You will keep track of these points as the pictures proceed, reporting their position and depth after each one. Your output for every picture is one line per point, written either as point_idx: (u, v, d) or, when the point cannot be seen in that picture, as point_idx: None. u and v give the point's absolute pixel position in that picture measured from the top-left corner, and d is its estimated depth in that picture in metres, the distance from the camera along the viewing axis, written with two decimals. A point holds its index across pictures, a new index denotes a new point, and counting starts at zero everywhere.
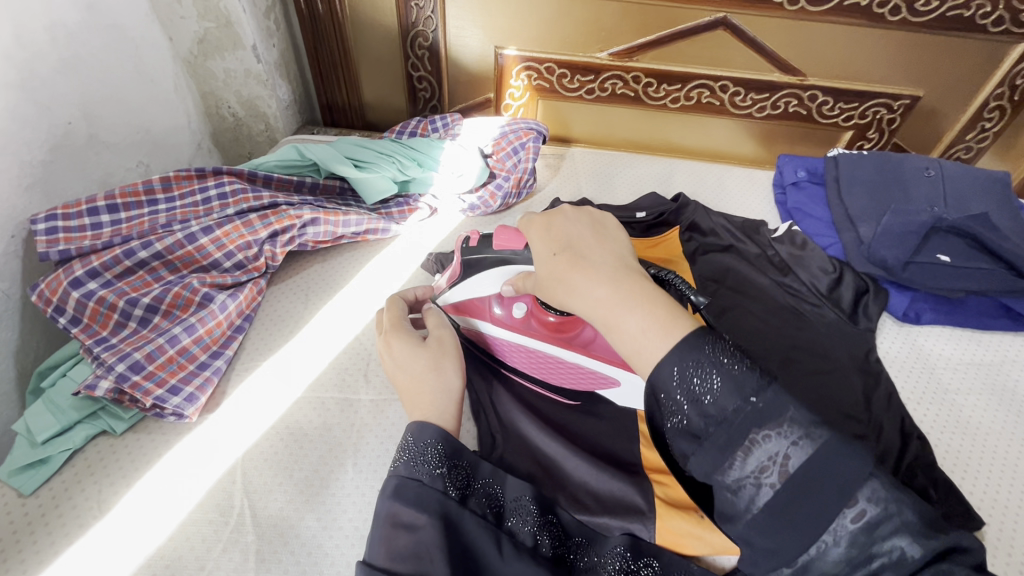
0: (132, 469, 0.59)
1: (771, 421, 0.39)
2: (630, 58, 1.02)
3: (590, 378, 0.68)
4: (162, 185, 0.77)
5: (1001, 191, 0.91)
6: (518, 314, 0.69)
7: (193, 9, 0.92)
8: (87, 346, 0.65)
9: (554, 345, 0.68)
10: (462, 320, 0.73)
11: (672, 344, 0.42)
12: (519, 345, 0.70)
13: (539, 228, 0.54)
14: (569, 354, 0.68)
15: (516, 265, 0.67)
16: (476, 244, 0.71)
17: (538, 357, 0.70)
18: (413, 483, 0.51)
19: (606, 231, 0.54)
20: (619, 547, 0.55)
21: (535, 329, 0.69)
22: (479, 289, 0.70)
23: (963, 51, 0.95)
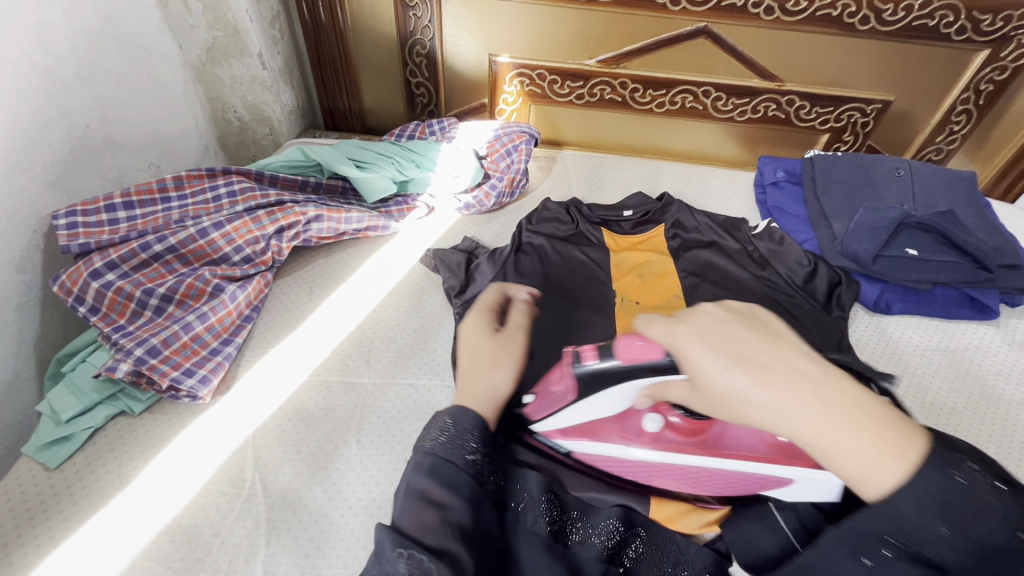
0: (150, 446, 0.63)
1: (978, 512, 0.39)
2: (617, 64, 1.08)
3: (755, 482, 0.56)
4: (175, 184, 0.81)
5: (965, 189, 0.97)
6: (648, 427, 0.60)
7: (203, 18, 0.97)
8: (106, 332, 0.69)
9: (696, 455, 0.58)
10: (573, 445, 0.63)
11: (907, 474, 0.41)
12: (654, 462, 0.60)
13: (692, 336, 0.55)
14: (717, 462, 0.57)
15: (643, 379, 0.58)
16: (592, 361, 0.61)
17: (680, 474, 0.59)
18: (449, 464, 0.54)
19: (754, 322, 0.55)
20: (609, 519, 0.58)
21: (670, 442, 0.59)
22: (592, 409, 0.61)
23: (930, 58, 1.00)
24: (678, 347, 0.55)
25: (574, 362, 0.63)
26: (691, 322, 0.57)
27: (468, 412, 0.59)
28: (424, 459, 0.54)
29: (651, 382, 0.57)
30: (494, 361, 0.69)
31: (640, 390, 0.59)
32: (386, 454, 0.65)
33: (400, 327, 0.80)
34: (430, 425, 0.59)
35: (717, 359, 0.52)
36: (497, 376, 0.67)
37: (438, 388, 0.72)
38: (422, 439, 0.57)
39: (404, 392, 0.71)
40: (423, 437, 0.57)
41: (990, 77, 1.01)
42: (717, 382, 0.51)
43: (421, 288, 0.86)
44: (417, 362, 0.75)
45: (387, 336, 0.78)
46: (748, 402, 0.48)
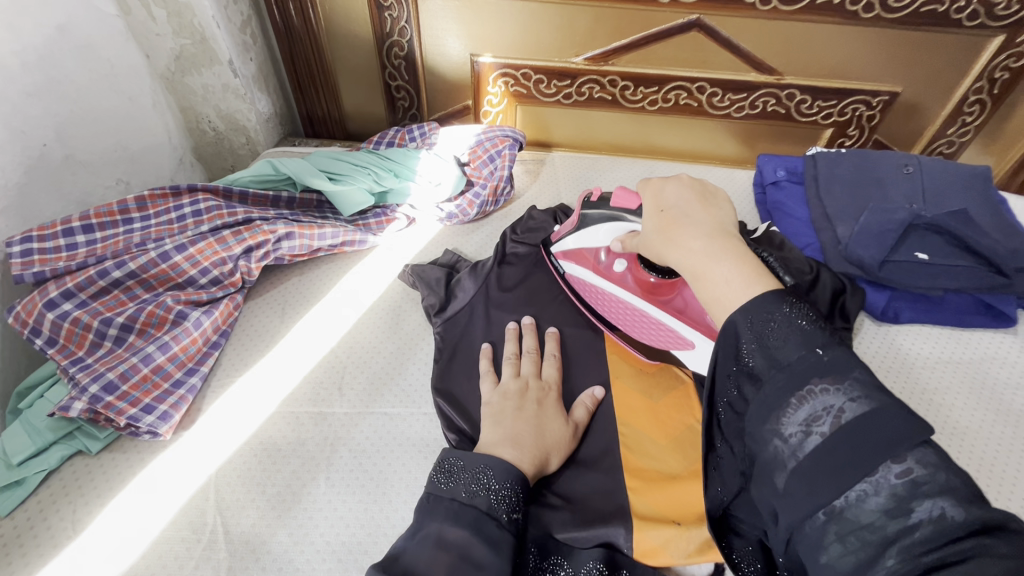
0: (106, 489, 0.60)
1: (832, 376, 0.37)
2: (606, 61, 1.02)
3: (668, 338, 0.69)
4: (137, 204, 0.77)
5: (980, 186, 0.91)
6: (618, 269, 0.73)
7: (168, 26, 0.93)
8: (63, 366, 0.66)
9: (644, 302, 0.71)
10: (568, 265, 0.77)
11: (758, 296, 0.42)
12: (615, 298, 0.74)
13: (654, 187, 0.54)
14: (658, 311, 0.70)
15: (626, 223, 0.70)
16: (597, 199, 0.73)
17: (626, 311, 0.73)
18: (491, 519, 0.50)
19: (714, 198, 0.51)
20: (594, 561, 0.55)
21: (631, 283, 0.72)
22: (586, 240, 0.75)
23: (939, 45, 0.94)
24: (651, 189, 0.54)
25: (583, 201, 0.76)
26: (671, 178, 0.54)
27: (507, 465, 0.54)
28: (454, 507, 0.51)
29: (628, 225, 0.70)
30: (549, 432, 0.61)
31: (618, 232, 0.71)
32: (357, 493, 0.61)
33: (376, 351, 0.75)
34: (449, 470, 0.54)
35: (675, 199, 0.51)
36: (556, 453, 0.60)
37: (415, 417, 0.68)
38: (453, 485, 0.52)
39: (378, 422, 0.67)
40: (449, 485, 0.52)
41: (1005, 64, 0.95)
42: (651, 226, 0.52)
43: (399, 307, 0.81)
44: (392, 388, 0.71)
45: (361, 361, 0.74)
46: (671, 239, 0.48)
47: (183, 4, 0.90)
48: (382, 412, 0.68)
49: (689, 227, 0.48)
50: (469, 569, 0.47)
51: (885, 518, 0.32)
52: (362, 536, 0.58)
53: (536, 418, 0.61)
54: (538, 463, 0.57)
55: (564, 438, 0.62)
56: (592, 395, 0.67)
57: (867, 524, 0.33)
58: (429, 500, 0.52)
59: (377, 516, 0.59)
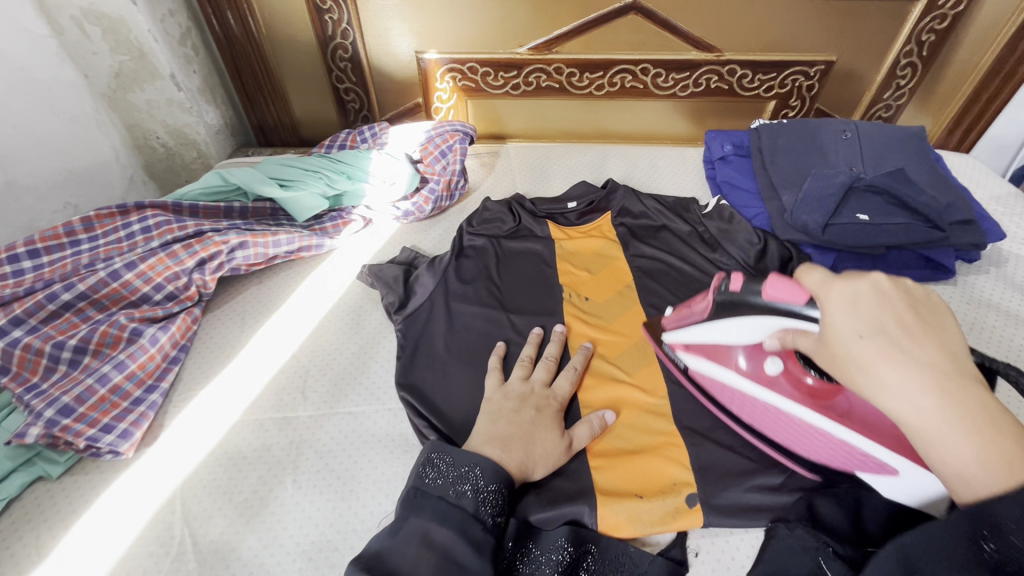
0: (70, 511, 0.59)
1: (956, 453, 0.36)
2: (549, 50, 1.03)
3: (857, 459, 0.55)
4: (84, 225, 0.77)
5: (915, 145, 0.94)
6: (771, 371, 0.61)
7: (104, 43, 0.91)
8: (17, 394, 0.64)
9: (811, 410, 0.57)
10: (694, 361, 0.67)
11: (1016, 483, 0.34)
12: (769, 406, 0.60)
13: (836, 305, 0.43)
14: (830, 423, 0.56)
15: (781, 320, 0.53)
16: (740, 290, 0.58)
17: (788, 423, 0.60)
18: (476, 521, 0.53)
19: (937, 322, 0.40)
20: (560, 539, 0.56)
21: (789, 389, 0.59)
22: (721, 337, 0.63)
23: (868, 12, 0.97)
24: (827, 297, 0.44)
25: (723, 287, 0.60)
26: (857, 279, 0.43)
27: (495, 467, 0.55)
28: (440, 506, 0.53)
29: (788, 325, 0.52)
30: (539, 442, 0.60)
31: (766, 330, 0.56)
32: (324, 492, 0.61)
33: (338, 351, 0.76)
34: (433, 465, 0.56)
35: (870, 324, 0.40)
36: (543, 463, 0.59)
37: (380, 413, 0.69)
38: (442, 482, 0.55)
39: (342, 422, 0.68)
40: (434, 480, 0.55)
41: (930, 26, 0.98)
42: (848, 348, 0.41)
43: (359, 307, 0.82)
44: (356, 388, 0.72)
45: (324, 363, 0.74)
46: (874, 375, 0.39)
47: (117, 20, 0.89)
48: (347, 411, 0.69)
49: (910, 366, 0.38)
50: (454, 568, 0.49)
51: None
52: (332, 535, 0.58)
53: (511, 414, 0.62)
54: (520, 468, 0.58)
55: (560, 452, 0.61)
56: (601, 416, 0.65)
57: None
58: (415, 495, 0.54)
59: (347, 513, 0.60)
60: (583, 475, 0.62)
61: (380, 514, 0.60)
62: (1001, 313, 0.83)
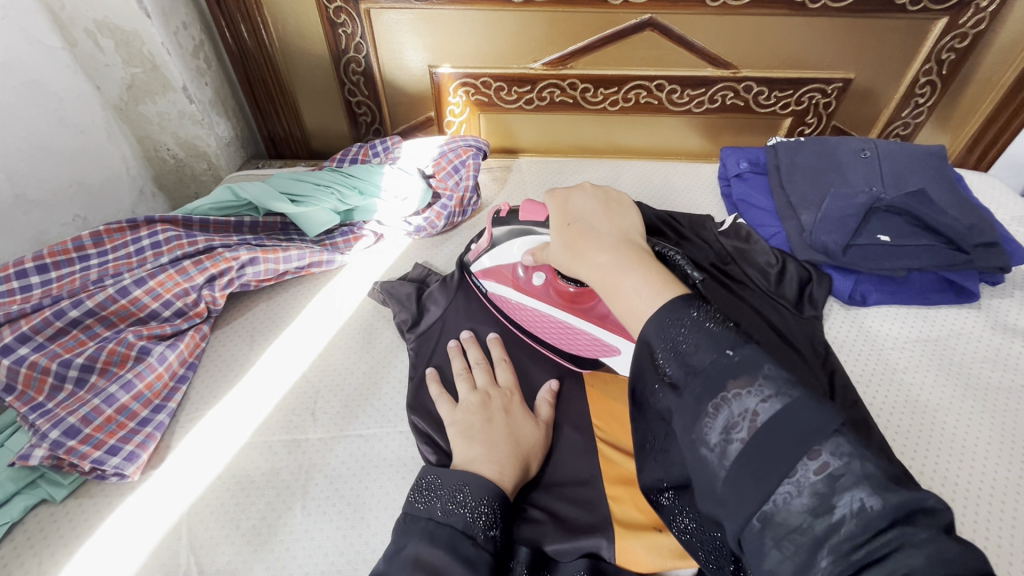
0: (73, 537, 0.58)
1: (744, 376, 0.37)
2: (564, 65, 1.03)
3: (602, 346, 0.69)
4: (93, 240, 0.75)
5: (935, 165, 0.92)
6: (538, 283, 0.72)
7: (117, 56, 0.91)
8: (22, 413, 0.63)
9: (566, 311, 0.71)
10: (489, 284, 0.75)
11: (664, 303, 0.43)
12: (539, 314, 0.72)
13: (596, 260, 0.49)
14: (581, 321, 0.70)
15: (539, 235, 0.71)
16: (505, 217, 0.74)
17: (549, 324, 0.72)
18: (467, 538, 0.49)
19: (618, 205, 0.56)
20: (580, 573, 0.54)
21: (551, 296, 0.72)
22: (500, 256, 0.74)
23: (887, 30, 0.96)
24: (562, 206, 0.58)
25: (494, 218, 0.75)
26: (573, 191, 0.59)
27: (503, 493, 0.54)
28: (432, 526, 0.49)
29: (540, 239, 0.70)
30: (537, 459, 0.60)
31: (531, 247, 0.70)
32: (334, 520, 0.60)
33: (349, 371, 0.74)
34: (426, 489, 0.53)
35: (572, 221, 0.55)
36: (532, 455, 0.60)
37: (391, 436, 0.67)
38: (430, 506, 0.51)
39: (354, 445, 0.66)
40: (424, 502, 0.52)
41: (950, 45, 0.97)
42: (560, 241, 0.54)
43: (371, 325, 0.80)
44: (366, 409, 0.70)
45: (335, 383, 0.73)
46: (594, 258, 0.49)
47: (131, 33, 0.89)
48: (358, 434, 0.67)
49: (594, 240, 0.51)
50: None
51: (810, 518, 0.33)
52: (343, 565, 0.56)
53: (509, 428, 0.60)
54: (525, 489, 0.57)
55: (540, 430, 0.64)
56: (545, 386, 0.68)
57: (795, 527, 0.33)
58: (405, 522, 0.51)
59: (356, 542, 0.58)
60: (604, 504, 0.60)
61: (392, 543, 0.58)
62: None
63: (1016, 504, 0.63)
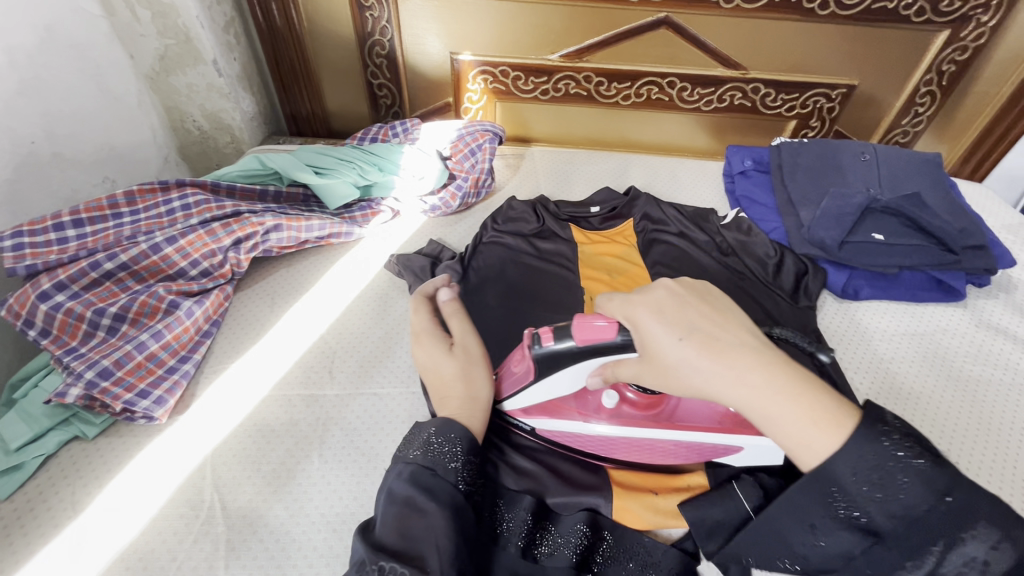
0: (105, 471, 0.62)
1: (969, 524, 0.39)
2: (581, 58, 1.07)
3: (706, 449, 0.63)
4: (126, 199, 0.79)
5: (930, 171, 0.97)
6: (609, 403, 0.64)
7: (152, 27, 0.95)
8: (57, 356, 0.67)
9: (655, 428, 0.63)
10: (544, 426, 0.65)
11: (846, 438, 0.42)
12: (629, 442, 0.63)
13: (654, 311, 0.48)
14: (672, 431, 0.63)
15: (607, 357, 0.56)
16: (551, 344, 0.57)
17: (643, 446, 0.64)
18: (428, 472, 0.51)
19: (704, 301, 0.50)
20: (579, 525, 0.58)
21: (630, 415, 0.63)
22: (553, 394, 0.62)
23: (892, 39, 1.00)
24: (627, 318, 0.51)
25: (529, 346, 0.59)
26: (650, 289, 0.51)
27: None
28: (406, 468, 0.51)
29: (611, 360, 0.56)
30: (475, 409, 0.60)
31: (596, 368, 0.57)
32: (349, 467, 0.63)
33: (365, 335, 0.78)
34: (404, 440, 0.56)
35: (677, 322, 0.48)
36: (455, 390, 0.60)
37: (404, 395, 0.71)
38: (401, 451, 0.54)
39: (368, 402, 0.70)
40: (401, 450, 0.54)
41: (951, 57, 1.02)
42: (671, 352, 0.46)
43: (386, 294, 0.84)
44: (380, 370, 0.74)
45: (352, 345, 0.76)
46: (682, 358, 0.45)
47: (167, 5, 0.92)
48: (372, 392, 0.71)
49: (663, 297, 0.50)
50: (416, 518, 0.48)
51: None
52: (355, 507, 0.60)
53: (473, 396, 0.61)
54: None
55: (475, 358, 0.63)
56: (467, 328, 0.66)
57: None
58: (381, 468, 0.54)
59: (369, 488, 0.62)
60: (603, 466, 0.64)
61: None
62: (1008, 338, 0.85)
63: (986, 486, 0.67)
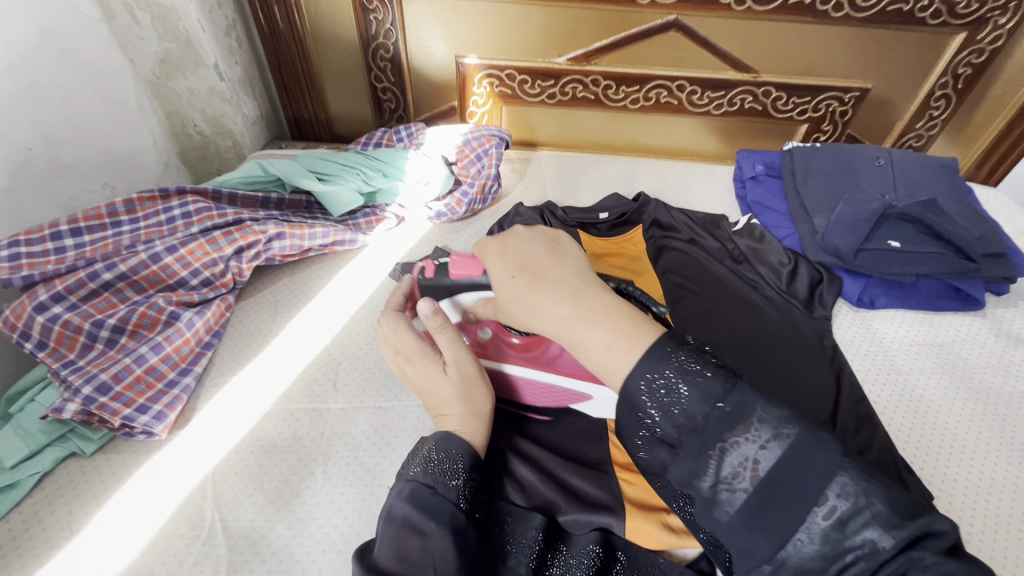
0: (103, 489, 0.60)
1: None
2: (589, 61, 1.05)
3: (563, 395, 0.69)
4: (126, 207, 0.77)
5: (946, 177, 0.94)
6: (485, 338, 0.73)
7: (153, 30, 0.93)
8: (54, 369, 0.65)
9: (524, 365, 0.69)
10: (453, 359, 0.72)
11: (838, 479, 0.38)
12: (502, 375, 0.70)
13: (494, 254, 0.53)
14: (538, 371, 0.69)
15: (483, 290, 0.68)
16: (432, 273, 0.69)
17: (514, 383, 0.70)
18: (428, 488, 0.49)
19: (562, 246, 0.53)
20: (591, 545, 0.57)
21: (505, 351, 0.71)
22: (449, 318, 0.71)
23: (907, 42, 0.98)
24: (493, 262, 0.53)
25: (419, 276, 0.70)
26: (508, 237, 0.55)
27: None
28: (406, 487, 0.50)
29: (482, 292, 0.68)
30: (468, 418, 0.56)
31: (471, 301, 0.70)
32: (354, 485, 0.62)
33: (370, 347, 0.76)
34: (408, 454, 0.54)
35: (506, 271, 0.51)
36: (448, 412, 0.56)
37: (410, 409, 0.69)
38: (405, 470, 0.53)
39: (373, 417, 0.68)
40: (405, 467, 0.53)
41: (967, 60, 0.99)
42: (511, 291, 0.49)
43: None
44: (386, 382, 0.72)
45: (356, 357, 0.75)
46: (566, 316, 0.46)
47: (168, 8, 0.90)
48: (377, 406, 0.69)
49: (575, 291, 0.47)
50: (415, 540, 0.46)
51: None
52: (361, 527, 0.58)
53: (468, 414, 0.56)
54: None
55: (473, 376, 0.58)
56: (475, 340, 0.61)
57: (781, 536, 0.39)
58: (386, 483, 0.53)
59: (375, 507, 0.60)
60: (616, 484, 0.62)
61: None
62: None
63: (1011, 504, 0.65)
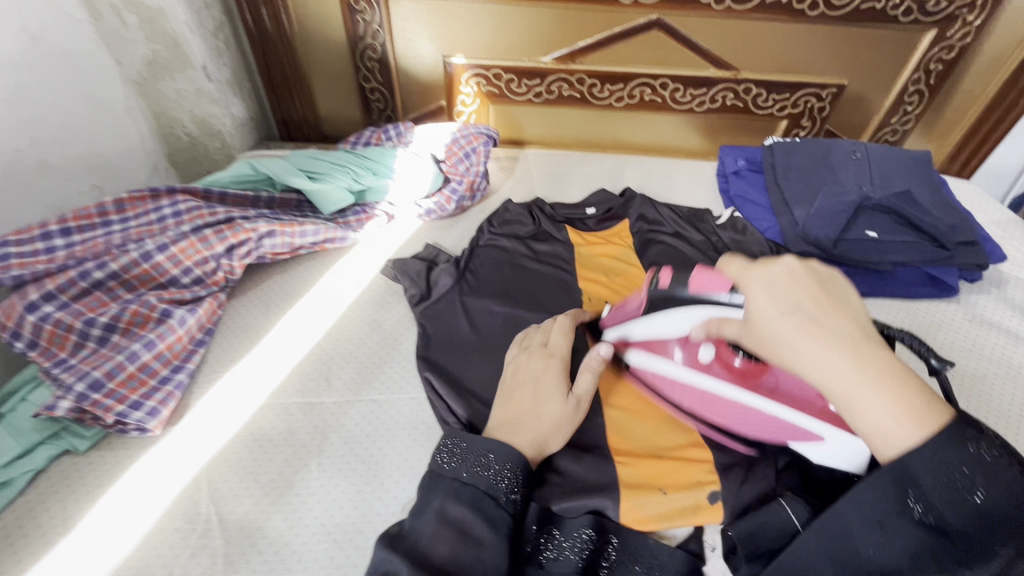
0: (97, 485, 0.60)
1: None
2: (574, 60, 1.07)
3: (789, 431, 0.59)
4: (116, 207, 0.78)
5: (920, 169, 0.98)
6: (703, 358, 0.63)
7: (140, 32, 0.93)
8: (46, 368, 0.65)
9: (736, 389, 0.62)
10: (636, 356, 0.68)
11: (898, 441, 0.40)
12: (705, 393, 0.63)
13: (760, 284, 0.45)
14: (753, 400, 0.61)
15: (712, 311, 0.57)
16: (667, 286, 0.62)
17: (718, 404, 0.63)
18: (489, 498, 0.52)
19: (836, 287, 0.45)
20: (583, 529, 0.58)
21: (721, 373, 0.63)
22: (665, 333, 0.64)
23: (880, 39, 1.01)
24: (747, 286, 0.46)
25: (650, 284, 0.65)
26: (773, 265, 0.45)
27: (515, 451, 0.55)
28: (460, 490, 0.52)
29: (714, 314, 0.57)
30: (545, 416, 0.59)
31: (701, 321, 0.58)
32: (349, 476, 0.62)
33: (362, 342, 0.77)
34: (453, 450, 0.55)
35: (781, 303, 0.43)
36: (556, 434, 0.59)
37: (403, 401, 0.70)
38: (452, 465, 0.54)
39: (367, 409, 0.69)
40: (453, 464, 0.54)
41: (938, 56, 1.03)
42: (771, 328, 0.43)
43: (383, 299, 0.83)
44: (379, 376, 0.73)
45: (348, 352, 0.75)
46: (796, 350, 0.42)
47: (155, 9, 0.91)
48: (370, 399, 0.70)
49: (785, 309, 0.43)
50: (470, 545, 0.49)
51: None
52: (357, 516, 0.59)
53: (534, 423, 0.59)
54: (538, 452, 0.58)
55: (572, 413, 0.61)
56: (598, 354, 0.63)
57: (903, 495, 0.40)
58: (430, 478, 0.54)
59: (371, 496, 0.61)
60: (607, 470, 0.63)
61: (404, 499, 0.61)
62: (999, 331, 0.86)
63: None
